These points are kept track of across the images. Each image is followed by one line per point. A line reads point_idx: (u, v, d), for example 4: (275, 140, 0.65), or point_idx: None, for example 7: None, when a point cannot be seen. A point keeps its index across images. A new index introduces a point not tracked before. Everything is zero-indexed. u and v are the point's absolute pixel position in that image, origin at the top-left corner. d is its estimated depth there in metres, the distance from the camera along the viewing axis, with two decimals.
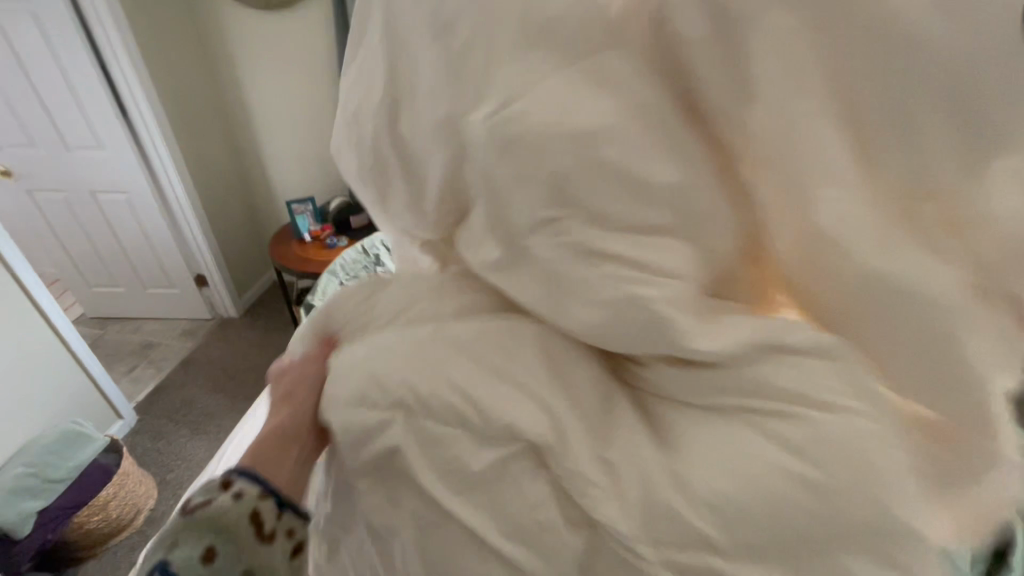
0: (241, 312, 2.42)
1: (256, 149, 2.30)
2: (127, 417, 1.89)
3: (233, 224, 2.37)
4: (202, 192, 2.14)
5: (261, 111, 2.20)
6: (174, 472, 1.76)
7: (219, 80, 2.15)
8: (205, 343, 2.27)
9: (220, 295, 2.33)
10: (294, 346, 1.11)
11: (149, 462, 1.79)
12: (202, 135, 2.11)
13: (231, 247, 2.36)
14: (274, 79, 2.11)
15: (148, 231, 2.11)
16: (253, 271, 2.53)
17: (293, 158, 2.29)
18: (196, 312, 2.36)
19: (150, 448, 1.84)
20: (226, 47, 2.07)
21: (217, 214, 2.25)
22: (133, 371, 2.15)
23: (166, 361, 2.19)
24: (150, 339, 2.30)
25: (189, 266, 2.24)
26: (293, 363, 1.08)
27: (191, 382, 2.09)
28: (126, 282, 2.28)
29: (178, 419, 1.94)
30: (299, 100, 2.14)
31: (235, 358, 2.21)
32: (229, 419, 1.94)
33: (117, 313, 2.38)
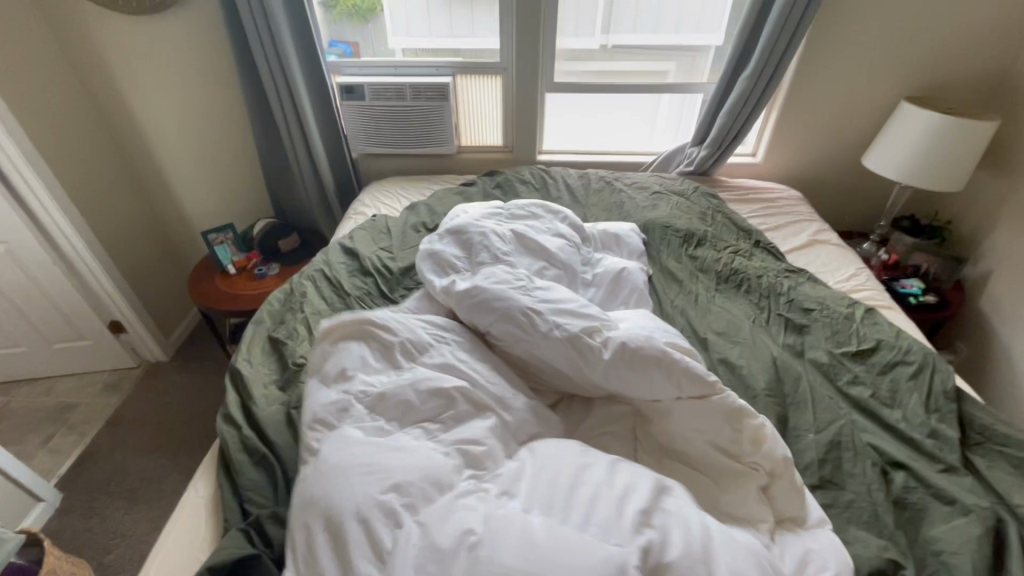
0: (170, 354, 2.19)
1: (158, 172, 2.03)
2: (49, 498, 1.64)
3: (142, 259, 2.10)
4: (97, 230, 1.86)
5: (157, 130, 1.92)
6: (113, 553, 1.56)
7: (98, 96, 1.83)
8: (134, 395, 2.04)
9: (143, 339, 2.08)
10: (219, 426, 0.96)
11: (82, 545, 1.57)
12: (88, 163, 1.82)
13: (146, 283, 2.11)
14: (167, 93, 1.85)
15: (42, 283, 1.80)
16: (175, 307, 2.28)
17: (204, 180, 2.07)
18: (117, 362, 2.10)
19: (83, 529, 1.61)
20: (99, 59, 1.75)
21: (123, 251, 1.98)
22: (51, 441, 1.87)
23: (89, 423, 1.94)
24: (68, 400, 2.02)
25: (102, 313, 1.97)
26: (221, 444, 0.94)
27: (122, 445, 1.86)
28: (26, 340, 1.96)
29: (112, 489, 1.72)
30: (202, 114, 1.91)
31: (169, 408, 1.99)
32: (172, 481, 1.75)
33: (21, 374, 2.07)
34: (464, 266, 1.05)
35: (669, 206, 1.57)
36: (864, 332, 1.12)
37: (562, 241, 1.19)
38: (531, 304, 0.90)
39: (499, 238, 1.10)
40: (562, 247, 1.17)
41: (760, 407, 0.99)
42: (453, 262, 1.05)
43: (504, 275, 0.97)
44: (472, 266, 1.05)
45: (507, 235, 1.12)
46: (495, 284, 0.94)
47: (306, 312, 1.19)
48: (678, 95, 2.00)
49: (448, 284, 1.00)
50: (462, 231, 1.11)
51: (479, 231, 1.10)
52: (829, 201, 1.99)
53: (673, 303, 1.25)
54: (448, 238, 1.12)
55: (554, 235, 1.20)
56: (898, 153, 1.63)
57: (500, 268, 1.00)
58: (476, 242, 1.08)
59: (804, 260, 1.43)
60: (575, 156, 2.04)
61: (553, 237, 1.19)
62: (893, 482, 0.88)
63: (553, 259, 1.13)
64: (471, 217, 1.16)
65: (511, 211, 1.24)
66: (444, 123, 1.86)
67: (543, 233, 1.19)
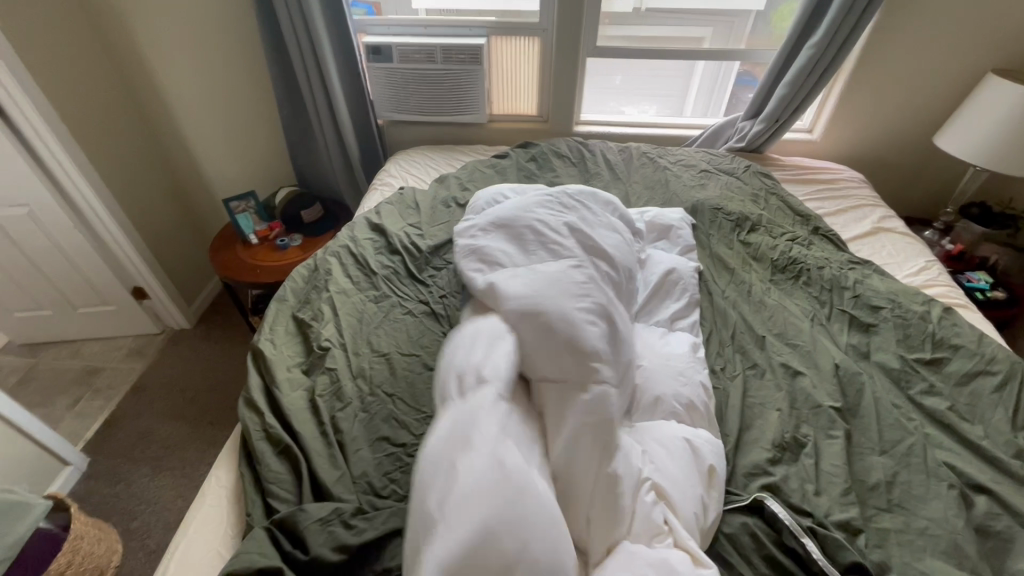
0: (192, 321, 2.17)
1: (180, 137, 1.97)
2: (76, 462, 1.65)
3: (164, 226, 2.05)
4: (117, 194, 1.81)
5: (179, 93, 1.85)
6: (138, 518, 1.56)
7: (118, 55, 1.76)
8: (158, 362, 2.03)
9: (166, 306, 2.06)
10: (242, 410, 0.91)
11: (107, 511, 1.58)
12: (108, 125, 1.76)
13: (167, 249, 2.07)
14: (189, 55, 1.76)
15: (65, 247, 1.77)
16: (198, 275, 2.25)
17: (226, 145, 2.00)
18: (141, 327, 2.09)
19: (108, 494, 1.62)
20: (116, 15, 1.67)
21: (143, 217, 1.93)
22: (78, 404, 1.88)
23: (114, 388, 1.94)
24: (93, 364, 2.02)
25: (124, 280, 1.94)
26: (242, 430, 0.90)
27: (146, 411, 1.86)
28: (51, 304, 1.95)
29: (136, 455, 1.72)
30: (222, 75, 1.82)
31: (193, 376, 1.98)
32: (195, 450, 1.74)
33: (48, 336, 2.07)
34: (513, 260, 0.93)
35: (718, 186, 1.46)
36: (941, 336, 1.01)
37: (613, 233, 1.05)
38: (597, 337, 0.77)
39: (559, 231, 0.96)
40: (620, 246, 1.03)
41: (824, 415, 0.90)
42: (501, 255, 0.94)
43: (570, 282, 0.84)
44: (527, 262, 0.91)
45: (563, 228, 0.98)
46: (558, 292, 0.82)
47: (333, 291, 1.13)
48: (714, 65, 1.86)
49: (493, 280, 0.87)
50: (511, 223, 1.00)
51: (530, 224, 0.98)
52: (889, 184, 1.84)
53: (723, 294, 1.16)
54: (495, 231, 1.00)
55: (612, 231, 1.06)
56: (979, 134, 1.47)
57: (564, 269, 0.87)
58: (530, 235, 0.96)
59: (868, 249, 1.31)
60: (616, 128, 1.89)
61: (611, 234, 1.04)
62: (974, 507, 0.79)
63: (611, 261, 0.98)
64: (523, 206, 1.04)
65: (563, 195, 1.08)
66: (477, 90, 1.74)
67: (599, 226, 1.04)
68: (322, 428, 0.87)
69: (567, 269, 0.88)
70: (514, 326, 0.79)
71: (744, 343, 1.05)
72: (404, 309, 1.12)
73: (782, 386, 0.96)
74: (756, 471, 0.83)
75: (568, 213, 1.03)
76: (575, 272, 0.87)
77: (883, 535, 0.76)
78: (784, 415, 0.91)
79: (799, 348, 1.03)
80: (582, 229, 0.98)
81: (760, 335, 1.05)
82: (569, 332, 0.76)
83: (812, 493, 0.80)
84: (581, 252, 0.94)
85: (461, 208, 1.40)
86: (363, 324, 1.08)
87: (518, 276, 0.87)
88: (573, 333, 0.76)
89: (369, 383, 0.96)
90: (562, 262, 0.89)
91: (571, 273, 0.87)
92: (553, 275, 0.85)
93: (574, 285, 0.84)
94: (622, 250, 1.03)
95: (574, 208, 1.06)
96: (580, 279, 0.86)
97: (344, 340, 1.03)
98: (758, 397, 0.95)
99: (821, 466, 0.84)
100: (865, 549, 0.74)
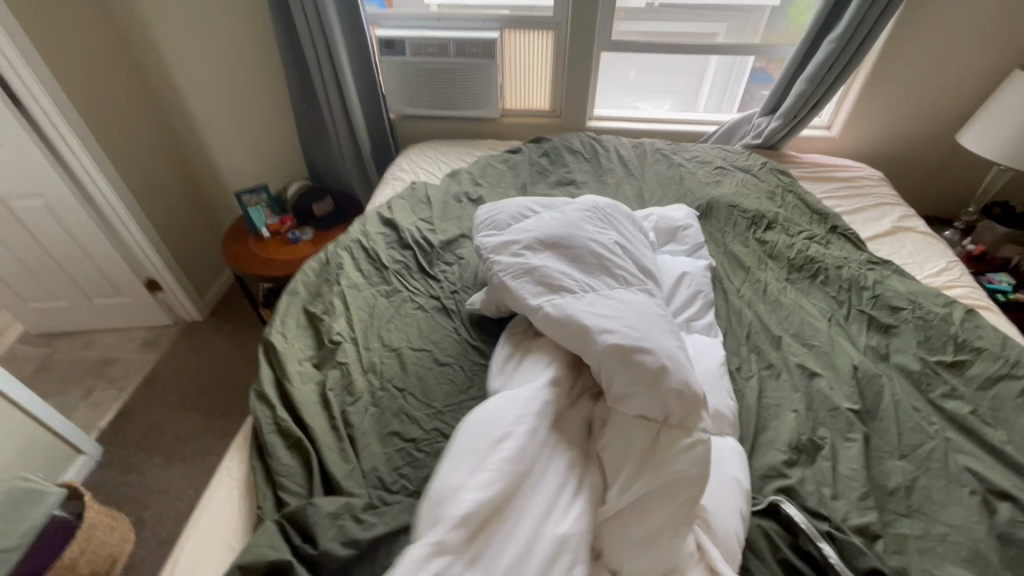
0: (204, 314, 2.19)
1: (194, 131, 1.98)
2: (91, 451, 1.67)
3: (177, 218, 2.06)
4: (131, 186, 1.82)
5: (193, 86, 1.86)
6: (150, 508, 1.58)
7: (133, 48, 1.76)
8: (170, 353, 2.04)
9: (179, 298, 2.08)
10: (253, 403, 0.91)
11: (121, 500, 1.60)
12: (123, 118, 1.77)
13: (180, 242, 2.08)
14: (203, 48, 1.77)
15: (80, 239, 1.79)
16: (210, 267, 2.26)
17: (239, 139, 2.01)
18: (155, 319, 2.11)
19: (121, 483, 1.64)
20: (131, 8, 1.68)
21: (157, 209, 1.95)
22: (92, 393, 1.91)
23: (128, 379, 1.96)
24: (107, 354, 2.04)
25: (138, 271, 1.96)
26: (253, 422, 0.90)
27: (159, 402, 1.88)
28: (67, 295, 1.97)
29: (149, 445, 1.74)
30: (235, 68, 1.83)
31: (204, 368, 1.99)
32: (206, 442, 1.75)
33: (64, 327, 2.10)
34: (576, 283, 0.84)
35: (733, 183, 1.43)
36: (963, 338, 0.98)
37: (642, 245, 1.01)
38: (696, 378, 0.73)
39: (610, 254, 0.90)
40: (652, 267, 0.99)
41: (841, 417, 0.88)
42: (563, 276, 0.85)
43: (651, 314, 0.80)
44: (591, 288, 0.84)
45: (615, 248, 0.92)
46: (651, 325, 0.78)
47: (344, 285, 1.13)
48: (727, 61, 1.83)
49: (567, 309, 0.79)
50: (564, 241, 0.90)
51: (587, 244, 0.90)
52: (909, 182, 1.80)
53: (738, 293, 1.14)
54: (546, 249, 0.90)
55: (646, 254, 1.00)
56: (999, 131, 1.44)
57: (647, 300, 0.83)
58: (588, 256, 0.88)
59: (888, 249, 1.28)
60: (629, 123, 1.87)
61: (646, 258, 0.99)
62: (997, 513, 0.77)
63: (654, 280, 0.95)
64: (568, 223, 0.95)
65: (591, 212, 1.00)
66: (489, 85, 1.73)
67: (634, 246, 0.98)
68: (333, 421, 0.87)
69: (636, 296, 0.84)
70: (607, 365, 0.74)
71: (759, 343, 1.03)
72: (416, 304, 1.11)
73: (798, 387, 0.94)
74: (772, 474, 0.81)
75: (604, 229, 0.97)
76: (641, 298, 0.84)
77: (903, 541, 0.75)
78: (801, 417, 0.89)
79: (816, 348, 1.01)
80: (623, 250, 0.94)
81: (775, 335, 1.04)
82: (681, 378, 0.71)
83: (829, 496, 0.79)
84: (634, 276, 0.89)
85: (473, 204, 1.39)
86: (375, 318, 1.07)
87: (596, 303, 0.80)
88: (673, 374, 0.71)
89: (380, 377, 0.95)
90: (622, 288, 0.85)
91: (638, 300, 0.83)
92: (640, 307, 0.80)
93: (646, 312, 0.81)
94: (650, 260, 1.00)
95: (603, 223, 0.98)
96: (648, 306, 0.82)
97: (356, 334, 1.03)
98: (773, 398, 0.93)
99: (838, 469, 0.82)
100: (883, 554, 0.73)
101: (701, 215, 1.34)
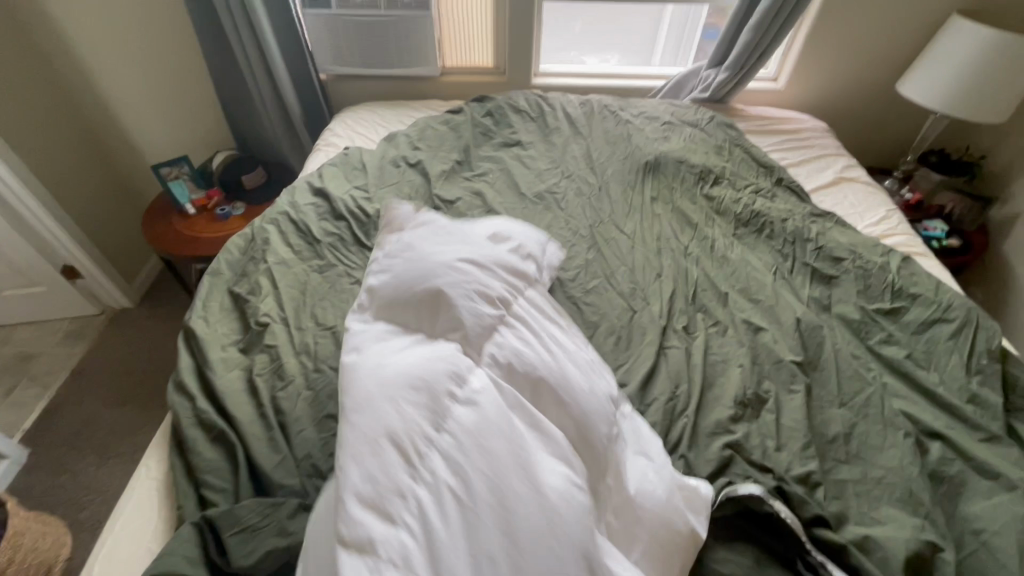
0: (135, 300, 2.03)
1: (98, 97, 1.76)
2: (14, 455, 1.55)
3: (93, 197, 1.87)
4: (30, 165, 1.62)
5: (91, 46, 1.64)
6: (88, 509, 1.49)
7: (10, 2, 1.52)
8: (99, 344, 1.90)
9: (102, 285, 1.91)
10: (172, 395, 0.83)
11: (53, 503, 1.49)
12: (11, 86, 1.55)
13: (98, 223, 1.89)
14: (94, 0, 1.55)
15: None
16: (140, 248, 2.09)
17: (153, 105, 1.82)
18: (78, 308, 1.95)
19: (53, 485, 1.53)
20: None
21: (67, 188, 1.75)
22: (12, 392, 1.75)
23: (52, 374, 1.81)
24: (27, 350, 1.87)
25: (52, 258, 1.78)
26: (172, 416, 0.82)
27: (89, 397, 1.74)
28: None
29: (81, 443, 1.62)
30: (140, 25, 1.63)
31: (139, 357, 1.86)
32: (146, 435, 1.65)
33: None
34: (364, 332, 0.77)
35: (681, 138, 1.40)
36: (900, 285, 1.00)
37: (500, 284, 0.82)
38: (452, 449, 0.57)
39: (456, 296, 0.76)
40: (588, 362, 0.77)
41: (784, 369, 0.89)
42: (370, 340, 0.73)
43: (387, 389, 0.62)
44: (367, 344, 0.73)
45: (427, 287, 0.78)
46: (382, 400, 0.61)
47: (273, 262, 1.04)
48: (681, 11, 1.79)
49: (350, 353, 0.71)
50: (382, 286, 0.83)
51: (394, 288, 0.81)
52: (851, 134, 1.83)
53: (685, 251, 1.13)
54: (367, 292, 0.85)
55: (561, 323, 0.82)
56: (943, 78, 1.44)
57: (402, 367, 0.65)
58: (389, 304, 0.79)
59: (830, 200, 1.29)
60: (576, 79, 1.78)
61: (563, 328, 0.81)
62: (928, 454, 0.79)
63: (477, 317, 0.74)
64: (433, 255, 0.85)
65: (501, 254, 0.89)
66: (424, 39, 1.61)
67: (545, 309, 0.83)
68: (262, 411, 0.81)
69: (421, 349, 0.69)
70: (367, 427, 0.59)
71: (706, 302, 1.02)
72: (352, 279, 1.05)
73: (743, 342, 0.94)
74: (718, 431, 0.81)
75: (488, 273, 0.83)
76: (446, 367, 0.65)
77: (842, 487, 0.76)
78: (746, 372, 0.89)
79: (761, 303, 1.01)
80: (488, 292, 0.79)
81: (722, 291, 1.03)
82: (415, 447, 0.57)
83: (772, 449, 0.79)
84: (464, 328, 0.72)
85: (412, 168, 1.31)
86: (307, 297, 1.00)
87: (365, 360, 0.69)
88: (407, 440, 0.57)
89: (314, 358, 0.89)
90: (435, 354, 0.67)
91: (429, 369, 0.64)
92: (383, 376, 0.64)
93: (428, 399, 0.61)
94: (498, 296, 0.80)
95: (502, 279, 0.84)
96: (432, 381, 0.63)
97: (285, 315, 0.95)
98: (720, 354, 0.93)
99: (782, 421, 0.83)
100: (822, 501, 0.74)
101: (649, 173, 1.31)
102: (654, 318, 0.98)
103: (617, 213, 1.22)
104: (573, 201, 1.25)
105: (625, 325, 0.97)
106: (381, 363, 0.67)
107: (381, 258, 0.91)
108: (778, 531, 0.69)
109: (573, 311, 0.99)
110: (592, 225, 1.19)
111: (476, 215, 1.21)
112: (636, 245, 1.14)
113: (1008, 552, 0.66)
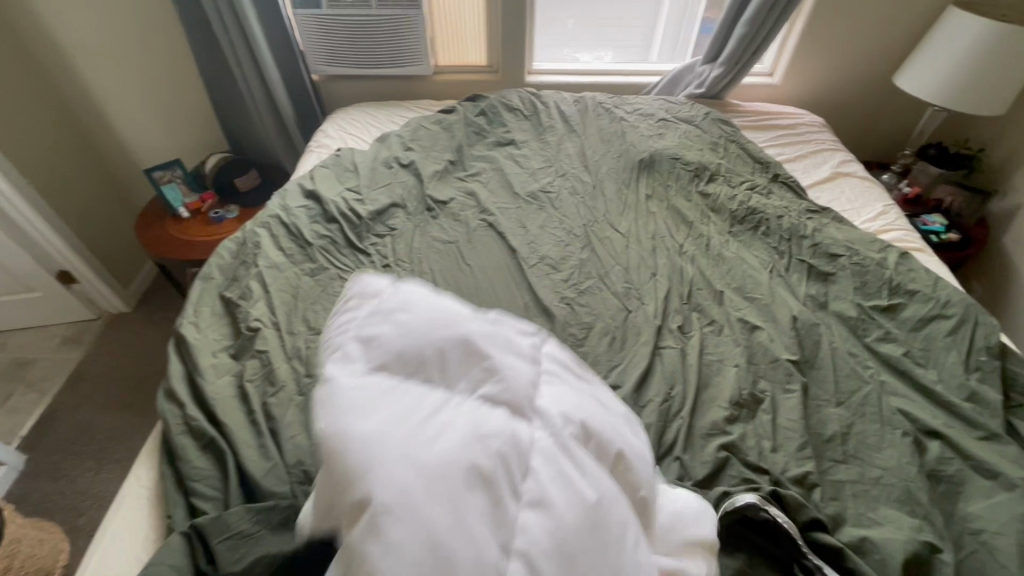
0: (131, 305, 2.03)
1: (89, 102, 1.75)
2: (11, 461, 1.54)
3: (87, 202, 1.86)
4: (23, 171, 1.61)
5: (81, 49, 1.63)
6: (85, 516, 1.48)
7: None
8: (95, 349, 1.89)
9: (98, 289, 1.90)
10: (161, 403, 0.83)
11: (51, 509, 1.49)
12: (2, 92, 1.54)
13: (92, 228, 1.88)
14: (84, 5, 1.54)
15: None
16: (136, 252, 2.08)
17: (145, 109, 1.81)
18: (74, 313, 1.94)
19: (50, 491, 1.53)
20: None
21: (60, 193, 1.74)
22: (9, 399, 1.75)
23: (49, 380, 1.80)
24: (23, 356, 1.87)
25: (47, 264, 1.77)
26: (163, 424, 0.82)
27: (87, 402, 1.74)
28: None
29: (78, 449, 1.62)
30: (131, 29, 1.61)
31: (135, 361, 1.86)
32: (143, 440, 1.65)
33: None
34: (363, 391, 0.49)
35: (676, 135, 1.39)
36: (898, 282, 0.99)
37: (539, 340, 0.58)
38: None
39: (497, 346, 0.52)
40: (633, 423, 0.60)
41: (780, 368, 0.88)
42: (372, 401, 0.47)
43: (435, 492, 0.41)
44: (374, 404, 0.47)
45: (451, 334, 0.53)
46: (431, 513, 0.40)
47: (263, 266, 1.03)
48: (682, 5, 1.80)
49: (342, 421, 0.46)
50: (378, 326, 0.54)
51: (396, 331, 0.53)
52: (848, 128, 1.82)
53: (680, 250, 1.11)
54: (353, 329, 0.56)
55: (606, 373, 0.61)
56: (940, 71, 1.43)
57: (446, 450, 0.43)
58: (390, 356, 0.51)
59: (826, 196, 1.27)
60: (570, 76, 1.77)
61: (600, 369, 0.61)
62: (926, 453, 0.78)
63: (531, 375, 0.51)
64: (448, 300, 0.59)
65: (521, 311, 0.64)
66: (417, 39, 1.60)
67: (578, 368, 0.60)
68: (253, 417, 0.80)
69: (460, 413, 0.47)
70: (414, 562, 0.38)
71: (701, 301, 1.01)
72: (344, 282, 1.04)
73: (739, 341, 0.93)
74: (713, 432, 0.80)
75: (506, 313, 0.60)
76: (509, 442, 0.45)
77: (840, 487, 0.75)
78: (742, 371, 0.88)
79: (757, 302, 1.00)
80: (527, 333, 0.57)
81: (717, 290, 1.02)
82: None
83: (769, 449, 0.78)
84: (519, 383, 0.50)
85: (404, 169, 1.30)
86: (298, 301, 0.99)
87: (380, 435, 0.44)
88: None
89: (306, 363, 0.88)
90: (486, 426, 0.46)
91: (488, 451, 0.44)
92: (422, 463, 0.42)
93: (492, 505, 0.42)
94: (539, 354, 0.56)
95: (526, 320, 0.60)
96: (496, 472, 0.43)
97: (276, 320, 0.94)
98: (716, 354, 0.92)
99: (778, 421, 0.82)
100: (820, 503, 0.73)
101: (643, 170, 1.30)
102: (649, 318, 0.97)
103: (612, 211, 1.21)
104: (567, 200, 1.24)
105: (619, 326, 0.96)
106: (412, 439, 0.44)
107: (360, 314, 0.58)
108: (776, 535, 0.68)
109: (567, 312, 0.98)
110: (586, 224, 1.18)
111: (469, 216, 1.20)
112: (630, 244, 1.13)
113: (1007, 553, 0.66)
